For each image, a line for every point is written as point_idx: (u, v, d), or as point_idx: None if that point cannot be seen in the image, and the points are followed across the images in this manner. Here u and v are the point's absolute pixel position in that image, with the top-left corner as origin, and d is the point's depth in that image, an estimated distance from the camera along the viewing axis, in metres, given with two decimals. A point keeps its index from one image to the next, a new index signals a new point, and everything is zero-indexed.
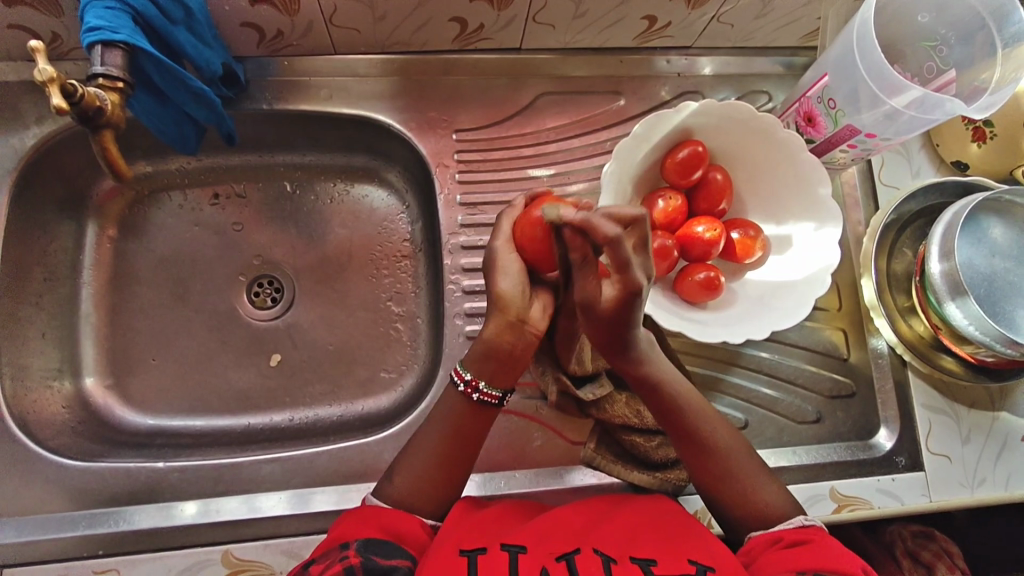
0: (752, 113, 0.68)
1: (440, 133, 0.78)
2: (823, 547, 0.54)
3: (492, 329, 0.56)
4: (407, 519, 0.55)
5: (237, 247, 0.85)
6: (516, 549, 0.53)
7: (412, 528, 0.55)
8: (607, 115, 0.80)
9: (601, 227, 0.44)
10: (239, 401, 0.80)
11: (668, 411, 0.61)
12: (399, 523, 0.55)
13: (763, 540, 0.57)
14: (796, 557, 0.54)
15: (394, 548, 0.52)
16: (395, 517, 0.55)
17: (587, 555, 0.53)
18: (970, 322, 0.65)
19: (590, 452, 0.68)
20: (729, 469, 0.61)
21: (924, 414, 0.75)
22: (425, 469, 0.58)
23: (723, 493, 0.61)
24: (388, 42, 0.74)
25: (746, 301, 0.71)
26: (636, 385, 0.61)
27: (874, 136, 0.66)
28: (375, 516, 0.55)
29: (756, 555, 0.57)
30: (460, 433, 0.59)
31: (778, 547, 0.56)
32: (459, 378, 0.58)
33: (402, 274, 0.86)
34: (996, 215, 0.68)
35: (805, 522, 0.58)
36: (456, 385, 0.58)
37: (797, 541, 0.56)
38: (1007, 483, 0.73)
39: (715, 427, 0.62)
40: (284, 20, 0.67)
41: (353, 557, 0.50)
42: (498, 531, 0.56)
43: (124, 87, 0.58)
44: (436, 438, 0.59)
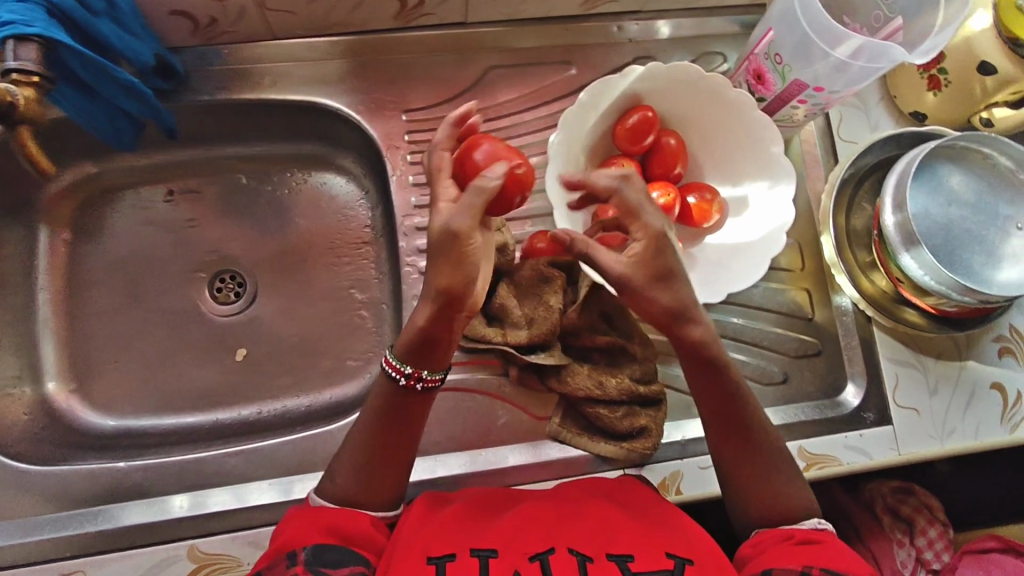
0: (700, 74, 0.67)
1: (388, 115, 0.76)
2: (836, 549, 0.55)
3: (429, 316, 0.55)
4: (356, 517, 0.55)
5: (192, 244, 0.85)
6: (487, 553, 0.53)
7: (364, 524, 0.55)
8: (559, 86, 0.78)
9: (602, 178, 0.58)
10: (204, 398, 0.80)
11: (722, 398, 0.61)
12: (346, 521, 0.55)
13: (773, 534, 0.57)
14: (809, 555, 0.54)
15: (345, 555, 0.52)
16: (342, 518, 0.55)
17: (562, 555, 0.53)
18: (924, 272, 0.63)
19: (555, 426, 0.70)
20: (765, 466, 0.61)
21: (891, 369, 0.75)
22: (363, 460, 0.58)
23: (739, 471, 0.61)
24: (327, 23, 0.72)
25: (705, 265, 0.70)
26: (694, 368, 0.61)
27: (822, 89, 0.64)
28: (319, 517, 0.54)
29: (764, 546, 0.57)
30: (407, 412, 0.59)
31: (788, 542, 0.56)
32: (399, 371, 0.58)
33: (363, 261, 0.86)
34: (951, 161, 0.67)
35: (818, 525, 0.58)
36: (397, 380, 0.58)
37: (808, 539, 0.56)
38: (974, 433, 0.74)
39: (760, 421, 0.62)
40: (213, 6, 0.66)
41: (303, 574, 0.50)
42: (462, 531, 0.56)
43: (40, 82, 0.57)
44: (376, 423, 0.59)
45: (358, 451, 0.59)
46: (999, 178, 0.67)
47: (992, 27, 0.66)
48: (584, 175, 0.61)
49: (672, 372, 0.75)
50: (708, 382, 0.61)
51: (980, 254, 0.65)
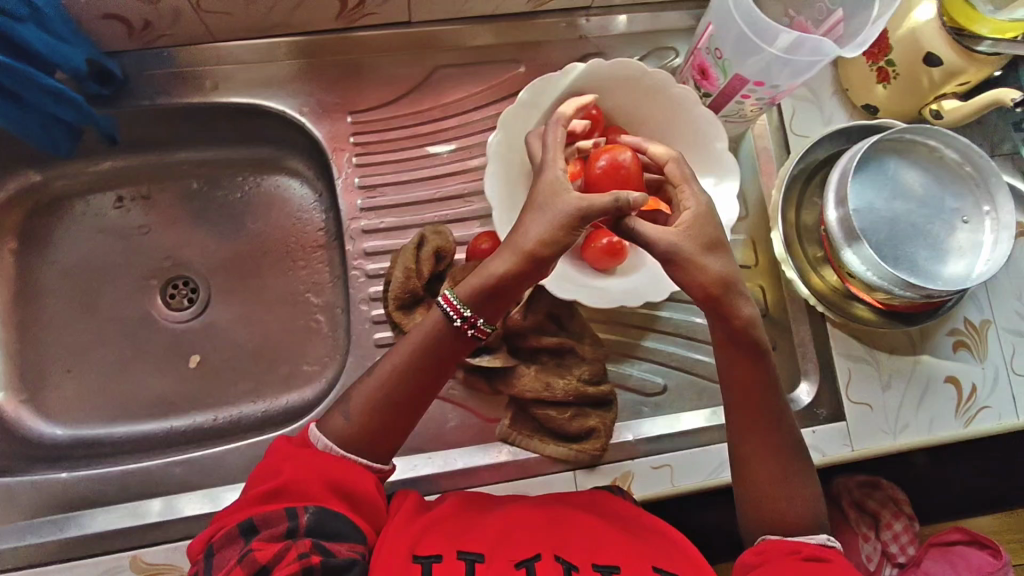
0: (643, 70, 0.66)
1: (333, 117, 0.75)
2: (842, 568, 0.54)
3: (504, 262, 0.56)
4: (359, 473, 0.55)
5: (145, 250, 0.84)
6: (473, 558, 0.52)
7: (368, 487, 0.55)
8: (508, 84, 0.78)
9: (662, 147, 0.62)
10: (158, 405, 0.80)
11: (754, 391, 0.60)
12: (350, 479, 0.55)
13: (780, 546, 0.56)
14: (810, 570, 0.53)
15: (344, 524, 0.52)
16: (348, 474, 0.55)
17: (549, 562, 0.52)
18: (867, 268, 0.62)
19: (505, 428, 0.69)
20: (782, 465, 0.60)
21: (843, 364, 0.75)
22: (380, 403, 0.58)
23: (754, 465, 0.60)
24: (268, 25, 0.71)
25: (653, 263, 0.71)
26: (733, 355, 0.59)
27: (763, 83, 0.63)
28: (324, 469, 0.54)
29: (770, 558, 0.55)
30: (442, 364, 0.59)
31: (794, 556, 0.55)
32: (457, 313, 0.57)
33: (319, 264, 0.85)
34: (897, 155, 0.67)
35: (826, 542, 0.57)
36: (452, 321, 0.57)
37: (816, 556, 0.55)
38: (928, 427, 0.74)
39: (786, 419, 0.61)
40: (147, 9, 0.64)
41: (303, 541, 0.49)
42: (449, 530, 0.55)
43: None
44: (406, 369, 0.58)
45: (377, 394, 0.58)
46: (945, 170, 0.66)
47: (935, 18, 0.66)
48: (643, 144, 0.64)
49: (623, 371, 0.74)
50: (748, 368, 0.59)
51: (926, 248, 0.64)
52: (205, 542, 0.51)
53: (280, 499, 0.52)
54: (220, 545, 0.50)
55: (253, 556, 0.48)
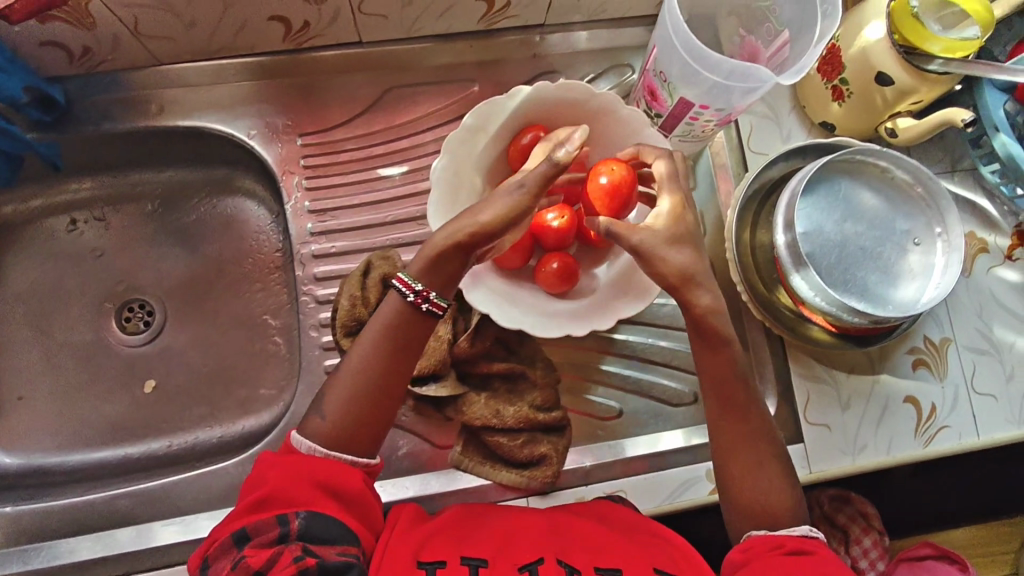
0: (590, 92, 0.65)
1: (283, 140, 0.74)
2: (825, 559, 0.55)
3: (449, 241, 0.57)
4: (348, 472, 0.54)
5: (99, 274, 0.83)
6: (477, 562, 0.53)
7: (357, 486, 0.54)
8: (462, 104, 0.77)
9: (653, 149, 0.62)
10: (112, 432, 0.78)
11: (724, 385, 0.60)
12: (338, 479, 0.54)
13: (763, 543, 0.57)
14: (794, 566, 0.54)
15: (338, 528, 0.51)
16: (337, 474, 0.54)
17: (551, 564, 0.54)
18: (815, 294, 0.62)
19: (456, 455, 0.68)
20: (759, 457, 0.60)
21: (802, 385, 0.74)
22: (355, 394, 0.57)
23: (734, 467, 0.60)
24: (213, 48, 0.70)
25: (608, 287, 0.69)
26: (699, 345, 0.60)
27: (707, 107, 0.63)
28: (311, 470, 0.53)
29: (754, 555, 0.56)
30: (409, 343, 0.58)
31: (777, 552, 0.56)
32: (410, 288, 0.58)
33: (276, 286, 0.83)
34: (847, 176, 0.66)
35: (807, 532, 0.58)
36: (406, 295, 0.58)
37: (799, 550, 0.56)
38: (888, 447, 0.74)
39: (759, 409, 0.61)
40: (84, 36, 0.63)
41: (297, 548, 0.48)
42: (454, 536, 0.56)
43: None
44: (376, 356, 0.58)
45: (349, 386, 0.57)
46: (896, 192, 0.66)
47: (887, 36, 0.65)
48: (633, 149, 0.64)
49: (579, 395, 0.74)
50: (714, 360, 0.60)
51: (876, 271, 0.64)
52: (200, 555, 0.50)
53: (270, 505, 0.51)
54: (215, 556, 0.49)
55: (246, 565, 0.47)
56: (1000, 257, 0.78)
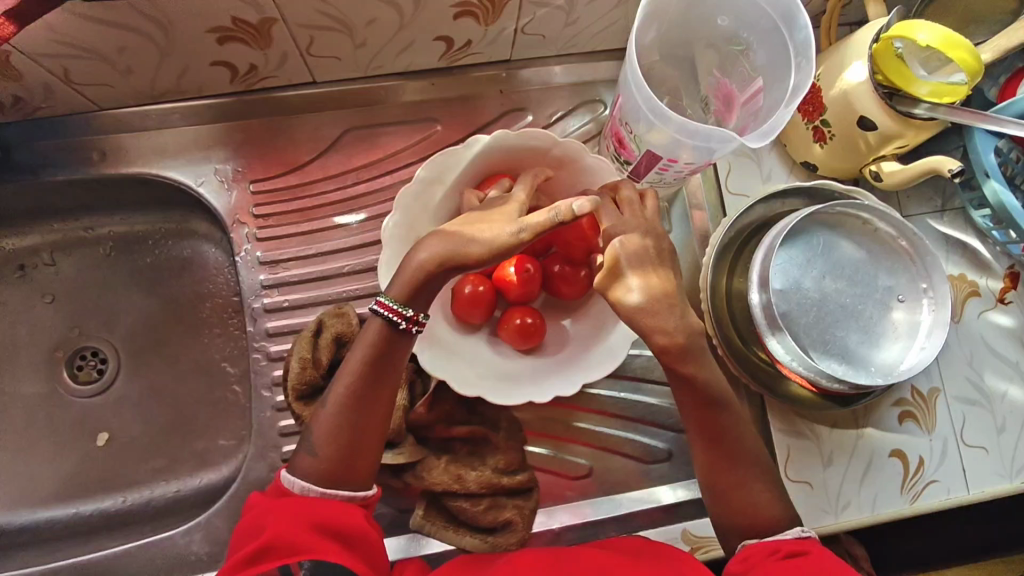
0: (553, 141, 0.61)
1: (235, 186, 0.71)
2: (827, 559, 0.51)
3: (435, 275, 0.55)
4: (347, 511, 0.50)
5: (50, 321, 0.79)
6: None
7: (356, 523, 0.50)
8: (424, 144, 0.73)
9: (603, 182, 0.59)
10: (63, 490, 0.75)
11: (701, 408, 0.57)
12: (338, 520, 0.50)
13: (760, 549, 0.53)
14: (797, 569, 0.50)
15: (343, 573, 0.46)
16: (337, 515, 0.50)
17: None
18: (793, 358, 0.57)
19: (418, 519, 0.63)
20: (747, 471, 0.57)
21: (783, 441, 0.70)
22: (345, 423, 0.53)
23: (729, 491, 0.57)
24: (155, 92, 0.66)
25: (574, 344, 0.66)
26: (671, 372, 0.57)
27: (676, 160, 0.60)
28: (308, 515, 0.49)
29: (752, 564, 0.52)
30: (393, 365, 0.55)
31: (776, 558, 0.52)
32: (400, 316, 0.54)
33: (235, 331, 0.80)
34: (828, 228, 0.62)
35: (801, 533, 0.54)
36: (396, 323, 0.54)
37: (796, 552, 0.52)
38: (873, 504, 0.70)
39: (742, 425, 0.58)
40: (13, 85, 0.59)
41: None
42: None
43: None
44: (360, 381, 0.54)
45: (337, 414, 0.53)
46: (879, 245, 0.62)
47: (868, 78, 0.62)
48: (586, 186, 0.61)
49: (548, 453, 0.70)
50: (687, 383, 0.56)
51: (857, 331, 0.60)
52: None
53: (270, 559, 0.46)
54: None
55: None
56: (992, 300, 0.74)
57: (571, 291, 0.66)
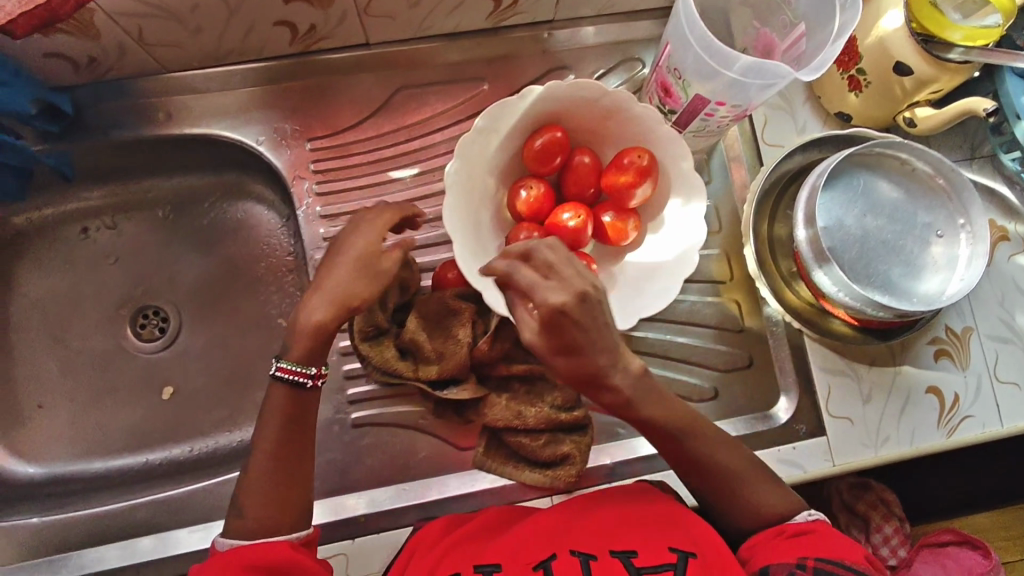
0: (604, 91, 0.64)
1: (293, 145, 0.74)
2: (828, 537, 0.56)
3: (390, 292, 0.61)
4: (274, 548, 0.54)
5: (114, 280, 0.83)
6: (490, 568, 0.53)
7: (286, 551, 0.53)
8: (473, 102, 0.76)
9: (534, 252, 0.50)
10: (133, 440, 0.79)
11: (666, 439, 0.59)
12: (268, 555, 0.53)
13: (766, 533, 0.59)
14: (799, 548, 0.56)
15: None
16: (266, 553, 0.53)
17: (565, 559, 0.53)
18: (838, 289, 0.61)
19: (479, 455, 0.68)
20: (728, 479, 0.61)
21: (824, 378, 0.73)
22: (269, 478, 0.57)
23: (723, 497, 0.61)
24: (219, 53, 0.69)
25: (624, 287, 0.68)
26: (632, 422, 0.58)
27: (724, 103, 0.62)
28: (237, 558, 0.52)
29: (760, 544, 0.58)
30: (300, 413, 0.59)
31: (782, 537, 0.58)
32: (305, 375, 0.59)
33: (289, 288, 0.83)
34: (869, 169, 0.65)
35: (809, 516, 0.60)
36: (302, 382, 0.59)
37: (800, 531, 0.58)
38: (912, 438, 0.73)
39: (711, 444, 0.60)
40: (90, 45, 0.63)
41: None
42: (467, 547, 0.57)
43: None
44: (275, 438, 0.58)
45: (258, 474, 0.57)
46: (918, 184, 0.65)
47: (904, 25, 0.64)
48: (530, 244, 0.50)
49: None
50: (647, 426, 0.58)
51: (899, 264, 0.63)
52: None
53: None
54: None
55: None
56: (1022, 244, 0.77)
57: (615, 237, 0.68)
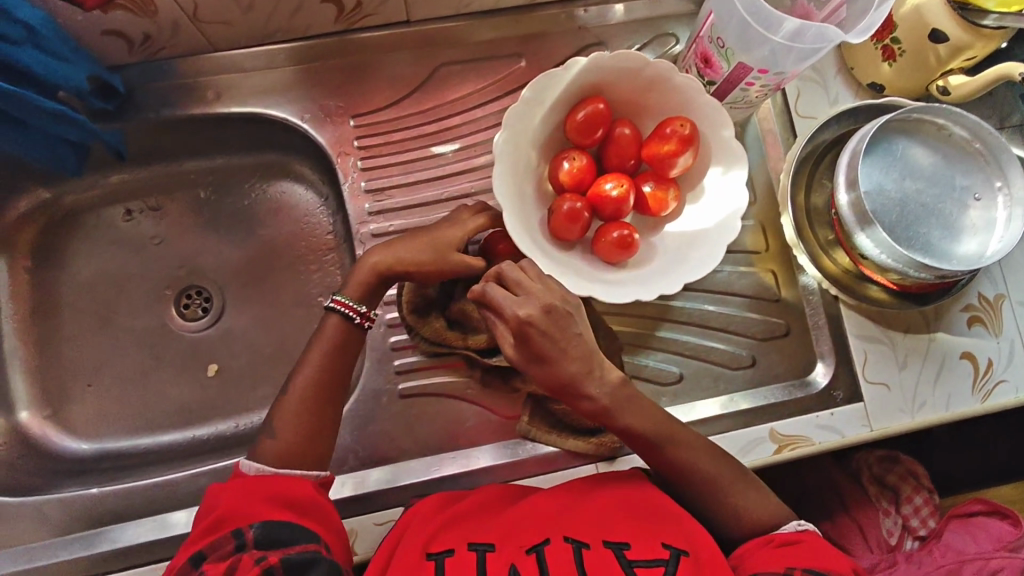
0: (646, 61, 0.65)
1: (337, 122, 0.75)
2: (814, 548, 0.58)
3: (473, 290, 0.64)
4: (297, 483, 0.57)
5: (159, 260, 0.85)
6: (484, 547, 0.56)
7: (309, 491, 0.57)
8: (511, 78, 0.77)
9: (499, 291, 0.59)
10: (179, 416, 0.80)
11: (647, 448, 0.63)
12: (289, 490, 0.56)
13: (754, 543, 0.60)
14: (787, 556, 0.58)
15: (294, 533, 0.53)
16: (287, 486, 0.57)
17: (556, 544, 0.55)
18: (879, 250, 0.63)
19: (524, 424, 0.70)
20: (712, 489, 0.63)
21: (859, 344, 0.74)
22: (306, 406, 0.62)
23: (708, 505, 0.64)
24: (266, 31, 0.71)
25: (665, 256, 0.69)
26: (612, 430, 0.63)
27: (767, 71, 0.64)
28: (260, 486, 0.56)
29: (749, 553, 0.60)
30: (347, 350, 0.64)
31: (770, 546, 0.59)
32: (356, 311, 0.64)
33: (329, 267, 0.84)
34: (906, 135, 0.66)
35: (798, 527, 0.61)
36: (352, 318, 0.64)
37: (789, 540, 0.59)
38: (947, 403, 0.74)
39: (694, 454, 0.63)
40: (145, 22, 0.65)
41: (271, 558, 0.50)
42: (464, 525, 0.58)
43: None
44: (320, 369, 0.63)
45: (296, 403, 0.62)
46: (955, 148, 0.66)
47: None
48: (504, 274, 0.61)
49: (639, 362, 0.76)
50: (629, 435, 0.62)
51: (938, 228, 0.64)
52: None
53: (226, 525, 0.53)
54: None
55: None
56: None
57: (656, 206, 0.69)
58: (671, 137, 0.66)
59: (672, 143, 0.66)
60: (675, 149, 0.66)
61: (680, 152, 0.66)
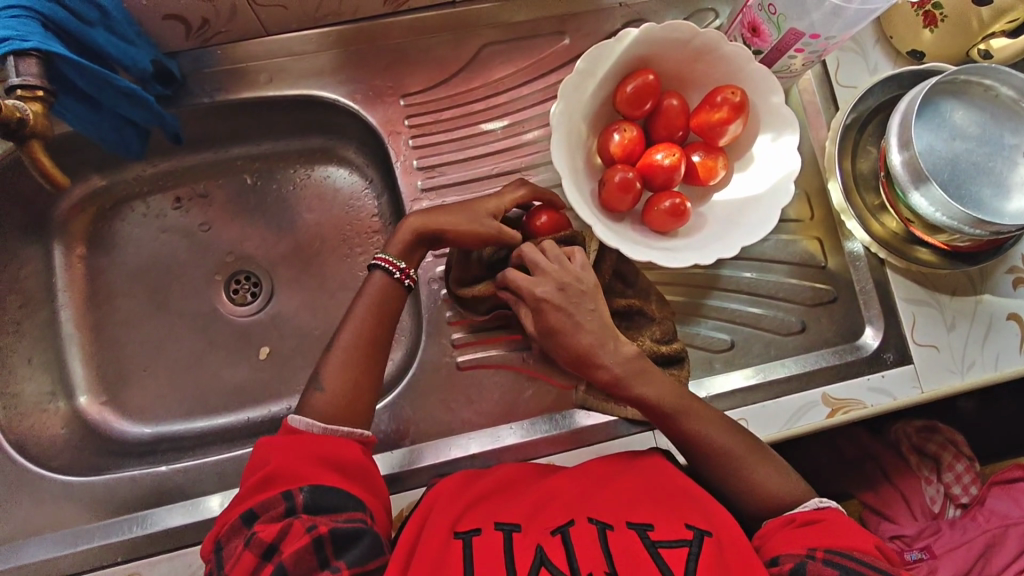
0: (694, 31, 0.66)
1: (387, 101, 0.77)
2: (837, 525, 0.56)
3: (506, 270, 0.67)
4: (344, 446, 0.58)
5: (207, 247, 0.86)
6: (510, 528, 0.56)
7: (355, 454, 0.58)
8: (555, 56, 0.78)
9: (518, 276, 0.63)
10: (234, 397, 0.81)
11: (662, 422, 0.63)
12: (337, 453, 0.57)
13: (777, 522, 0.59)
14: (809, 535, 0.56)
15: (341, 499, 0.54)
16: (334, 449, 0.57)
17: (581, 525, 0.56)
18: (935, 209, 0.65)
19: (581, 395, 0.71)
20: (732, 470, 0.62)
21: (907, 308, 0.75)
22: (352, 364, 0.63)
23: (724, 485, 0.62)
24: (318, 14, 0.72)
25: (717, 223, 0.70)
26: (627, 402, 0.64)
27: (818, 36, 0.65)
28: (310, 448, 0.56)
29: (770, 535, 0.58)
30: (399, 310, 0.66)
31: (791, 526, 0.58)
32: (395, 267, 0.66)
33: (376, 248, 0.85)
34: (953, 97, 0.68)
35: (820, 504, 0.60)
36: (392, 272, 0.65)
37: (810, 521, 0.58)
38: (997, 363, 0.73)
39: (713, 430, 0.63)
40: (206, 6, 0.66)
41: (321, 527, 0.51)
42: (488, 505, 0.59)
43: (44, 95, 0.58)
44: (369, 323, 0.64)
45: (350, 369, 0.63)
46: (1003, 109, 0.67)
47: None
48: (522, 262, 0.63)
49: (688, 331, 0.78)
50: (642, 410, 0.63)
51: (989, 185, 0.65)
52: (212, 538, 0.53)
53: (276, 484, 0.54)
54: (227, 538, 0.52)
55: (259, 540, 0.50)
56: None
57: (706, 175, 0.69)
58: (724, 105, 0.66)
59: (725, 111, 0.66)
60: (728, 117, 0.66)
61: (732, 120, 0.67)
